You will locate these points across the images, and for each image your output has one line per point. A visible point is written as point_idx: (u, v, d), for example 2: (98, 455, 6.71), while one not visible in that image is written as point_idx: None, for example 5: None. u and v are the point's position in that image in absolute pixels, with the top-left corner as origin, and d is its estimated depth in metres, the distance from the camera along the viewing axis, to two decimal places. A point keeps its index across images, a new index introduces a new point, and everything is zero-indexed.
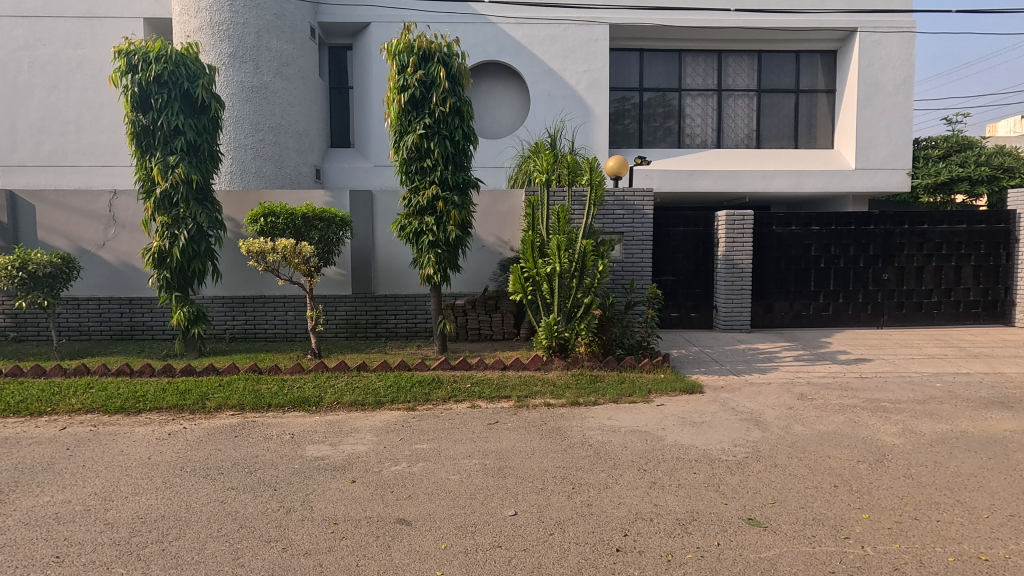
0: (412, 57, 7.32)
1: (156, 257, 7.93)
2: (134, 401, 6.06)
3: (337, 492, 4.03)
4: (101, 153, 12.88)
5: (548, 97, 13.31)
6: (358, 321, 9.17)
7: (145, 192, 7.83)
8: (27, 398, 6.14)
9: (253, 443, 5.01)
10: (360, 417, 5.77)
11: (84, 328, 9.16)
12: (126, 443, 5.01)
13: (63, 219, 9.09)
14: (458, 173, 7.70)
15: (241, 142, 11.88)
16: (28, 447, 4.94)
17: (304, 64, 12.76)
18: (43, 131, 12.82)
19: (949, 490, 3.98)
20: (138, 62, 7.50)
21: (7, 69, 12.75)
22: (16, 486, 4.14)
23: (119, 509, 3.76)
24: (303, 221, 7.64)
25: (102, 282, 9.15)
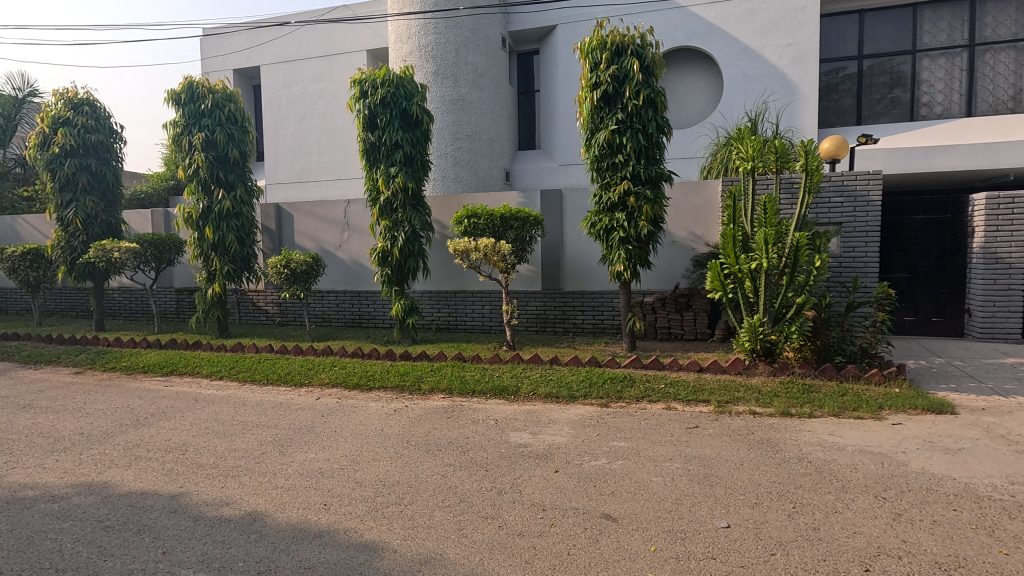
0: (605, 53, 7.30)
1: (380, 256, 9.11)
2: (367, 379, 7.12)
3: (543, 480, 4.21)
4: (335, 169, 15.29)
5: (744, 79, 12.26)
6: (547, 317, 9.50)
7: (372, 201, 9.05)
8: (293, 370, 7.59)
9: (464, 425, 5.50)
10: (556, 409, 5.97)
11: (326, 316, 11.00)
12: (364, 415, 5.90)
13: (312, 225, 11.02)
14: (650, 167, 7.50)
15: (443, 151, 13.13)
16: (296, 411, 6.10)
17: (497, 74, 13.61)
18: (296, 153, 15.69)
19: None
20: (368, 88, 8.71)
21: (272, 106, 15.92)
22: (292, 443, 5.12)
23: (365, 471, 4.43)
24: (501, 220, 8.15)
25: (339, 278, 10.89)
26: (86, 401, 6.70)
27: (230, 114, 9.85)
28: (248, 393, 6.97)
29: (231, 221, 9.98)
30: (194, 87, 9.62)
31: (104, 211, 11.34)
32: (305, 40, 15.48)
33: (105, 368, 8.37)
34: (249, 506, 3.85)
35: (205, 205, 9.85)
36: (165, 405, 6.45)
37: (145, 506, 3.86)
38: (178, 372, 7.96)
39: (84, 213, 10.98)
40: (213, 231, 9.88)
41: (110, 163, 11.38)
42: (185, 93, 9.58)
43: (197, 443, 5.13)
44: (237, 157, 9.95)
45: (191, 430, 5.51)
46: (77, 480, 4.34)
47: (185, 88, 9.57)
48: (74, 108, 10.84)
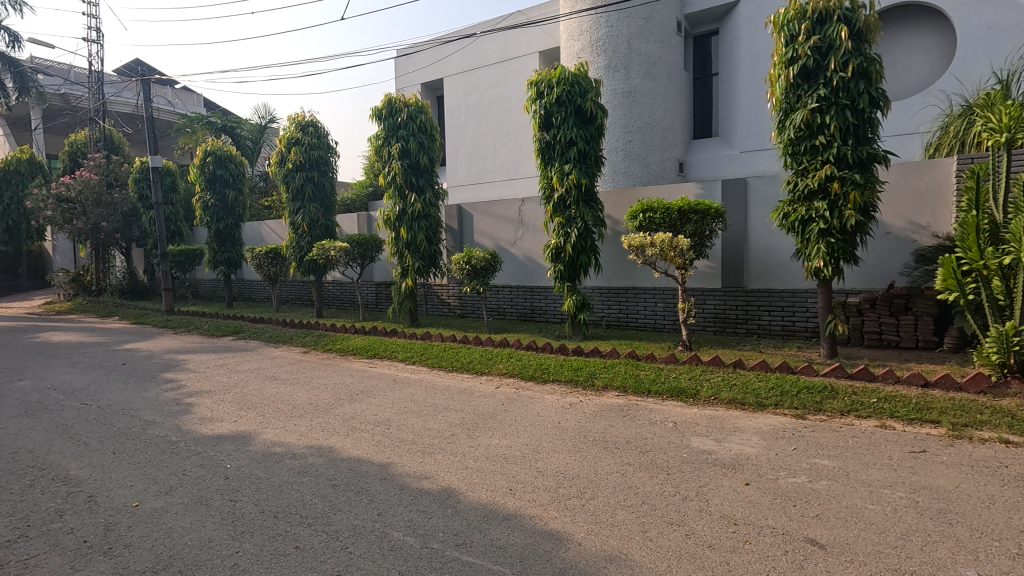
0: (805, 23, 6.53)
1: (553, 253, 9.28)
2: (541, 371, 7.35)
3: (732, 491, 3.92)
4: (508, 169, 16.04)
5: (987, 32, 10.04)
6: (727, 316, 8.86)
7: (546, 198, 9.27)
8: (474, 359, 8.15)
9: (641, 425, 5.38)
10: (741, 417, 5.53)
11: (501, 309, 11.60)
12: (541, 407, 6.09)
13: (489, 224, 11.71)
14: (859, 147, 6.52)
15: (614, 146, 12.98)
16: (479, 398, 6.54)
17: (671, 60, 13.01)
18: (474, 157, 16.80)
19: None
20: (544, 89, 8.94)
21: (454, 114, 17.24)
22: (477, 427, 5.49)
23: (545, 461, 4.56)
24: (679, 214, 7.78)
25: (514, 273, 11.41)
26: (313, 377, 7.97)
27: (421, 124, 10.95)
28: (436, 377, 7.66)
29: (422, 222, 11.02)
30: (393, 103, 10.84)
31: (323, 216, 13.35)
32: (482, 49, 16.48)
33: (325, 349, 9.86)
34: (444, 482, 4.21)
35: (400, 208, 11.00)
36: (371, 384, 7.39)
37: (361, 471, 4.45)
38: (379, 356, 9.06)
39: (309, 218, 13.04)
40: (407, 231, 10.99)
41: (328, 175, 13.38)
42: (386, 109, 10.83)
43: (397, 420, 5.77)
44: (427, 163, 10.97)
45: (393, 408, 6.22)
46: (310, 442, 5.17)
47: (385, 105, 10.82)
48: (302, 130, 12.97)
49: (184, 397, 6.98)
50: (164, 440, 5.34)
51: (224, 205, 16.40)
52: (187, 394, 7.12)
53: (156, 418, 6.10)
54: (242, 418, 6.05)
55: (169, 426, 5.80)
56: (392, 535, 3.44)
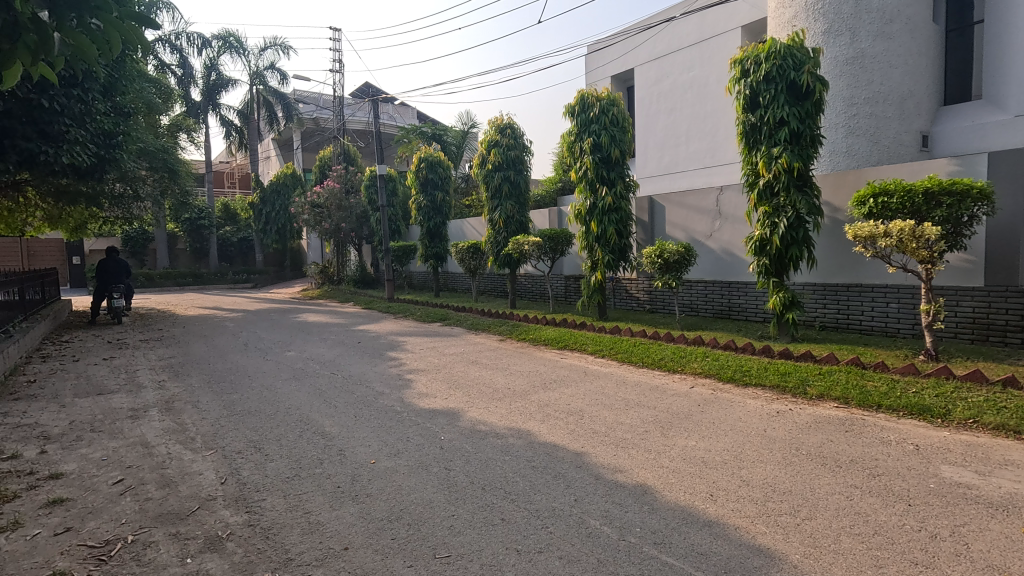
0: None
1: (757, 245, 8.46)
2: (742, 374, 6.81)
3: (1003, 538, 3.17)
4: (703, 157, 15.13)
5: None
6: (992, 323, 7.18)
7: (750, 186, 8.50)
8: (666, 356, 7.88)
9: (869, 444, 4.65)
10: (1015, 448, 4.42)
11: (694, 305, 11.00)
12: (743, 412, 5.64)
13: (683, 216, 11.23)
14: None
15: (834, 122, 11.39)
16: (672, 396, 6.31)
17: (914, 14, 10.87)
18: (665, 146, 16.20)
19: None
20: (750, 66, 8.21)
21: (645, 103, 16.82)
22: (672, 426, 5.31)
23: (751, 471, 4.22)
24: (925, 197, 6.50)
25: (709, 268, 10.76)
26: (510, 363, 8.53)
27: (613, 117, 10.95)
28: (627, 372, 7.62)
29: (612, 216, 10.98)
30: (585, 98, 11.00)
31: (518, 213, 14.14)
32: (677, 32, 15.73)
33: (518, 338, 10.47)
34: (639, 478, 4.15)
35: (591, 202, 11.11)
36: (563, 374, 7.65)
37: (557, 457, 4.63)
38: (570, 347, 9.31)
39: (505, 215, 13.94)
40: (597, 225, 11.06)
41: (523, 173, 14.14)
42: (579, 105, 11.03)
43: (590, 411, 5.87)
44: (618, 156, 10.90)
45: (585, 399, 6.35)
46: (510, 424, 5.55)
47: (578, 101, 11.03)
48: (500, 132, 13.92)
49: (405, 373, 8.03)
50: (391, 409, 6.22)
51: (433, 205, 18.41)
52: (407, 371, 8.18)
53: (384, 389, 7.14)
54: (451, 396, 6.75)
55: (395, 397, 6.73)
56: (589, 523, 3.51)
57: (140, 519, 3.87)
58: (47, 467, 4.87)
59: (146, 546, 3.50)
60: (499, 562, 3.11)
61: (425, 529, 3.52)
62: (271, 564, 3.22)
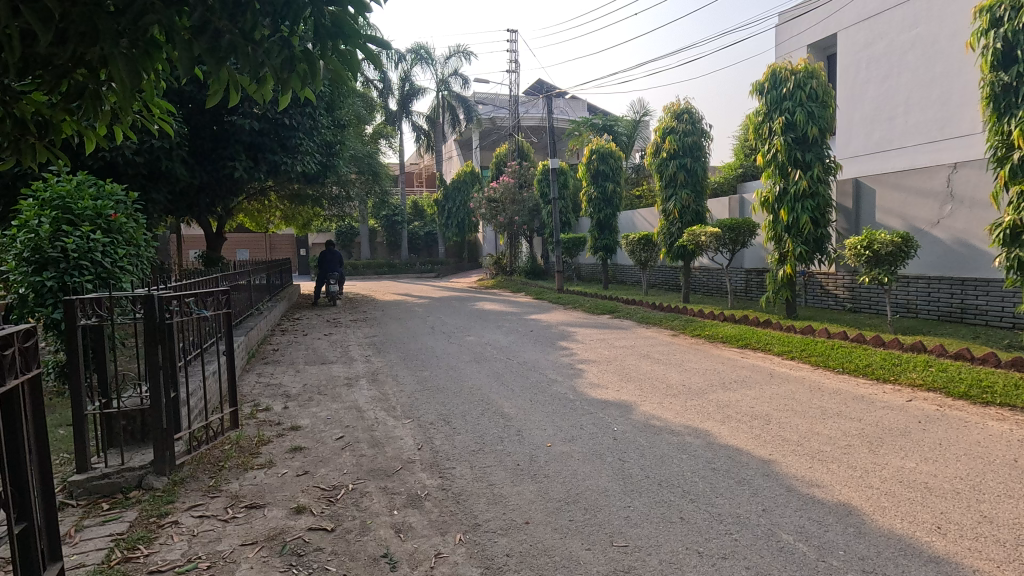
0: None
1: (1007, 234, 6.84)
2: (980, 390, 5.64)
3: None
4: (928, 129, 12.75)
5: None
6: None
7: (998, 160, 6.95)
8: (873, 363, 6.85)
9: None
10: None
11: (912, 305, 9.36)
12: (983, 435, 4.67)
13: (900, 200, 9.62)
14: None
15: None
16: (883, 409, 5.47)
17: None
18: (876, 120, 14.00)
19: None
20: (1003, 13, 6.73)
21: (850, 72, 14.70)
22: (883, 443, 4.62)
23: (995, 507, 3.48)
24: None
25: (935, 261, 9.06)
26: (684, 359, 8.18)
27: (811, 91, 9.80)
28: (823, 378, 6.79)
29: (806, 202, 9.82)
30: (777, 74, 10.00)
31: (694, 202, 13.41)
32: None
33: (693, 334, 9.97)
34: (842, 497, 3.69)
35: (781, 188, 10.07)
36: (744, 374, 7.12)
37: (742, 462, 4.33)
38: (752, 346, 8.60)
39: (680, 205, 13.32)
40: (788, 213, 9.99)
41: (701, 160, 13.37)
42: (769, 82, 10.08)
43: (778, 417, 5.38)
44: (816, 134, 9.71)
45: (772, 403, 5.84)
46: (687, 422, 5.34)
47: (769, 77, 10.07)
48: (677, 118, 13.32)
49: (576, 363, 8.19)
50: (564, 397, 6.40)
51: (604, 196, 18.32)
52: (578, 361, 8.33)
53: (557, 377, 7.37)
54: (623, 388, 6.71)
55: (567, 385, 6.90)
56: (781, 537, 3.24)
57: (357, 471, 4.55)
58: (290, 420, 5.97)
59: (363, 495, 4.11)
60: (680, 561, 3.03)
61: (601, 516, 3.57)
62: (461, 526, 3.55)
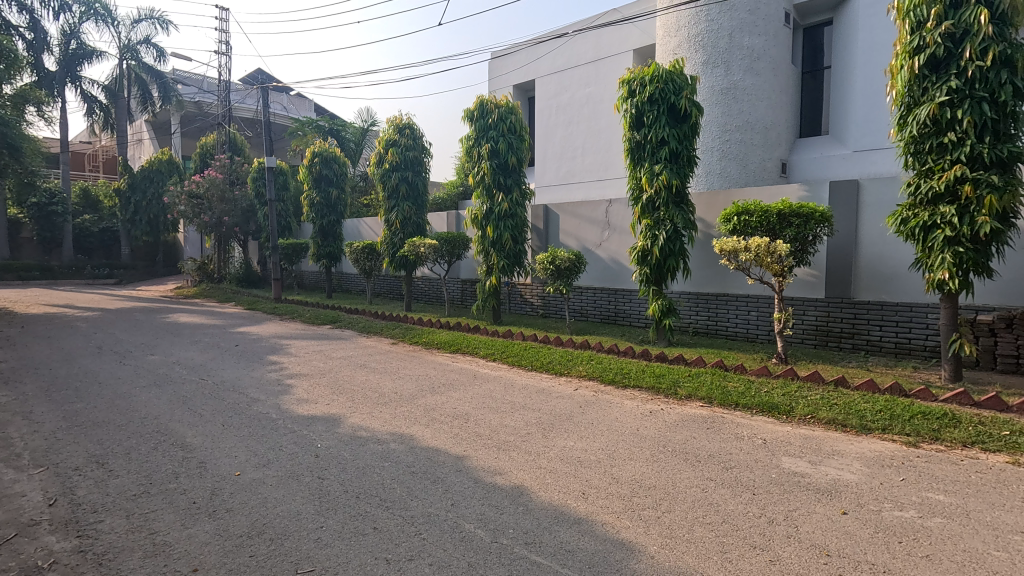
0: (936, 6, 5.81)
1: (639, 255, 9.05)
2: (622, 376, 7.19)
3: (824, 519, 3.59)
4: (596, 169, 15.85)
5: None
6: (831, 330, 8.11)
7: (633, 199, 9.05)
8: (554, 359, 8.13)
9: (726, 440, 5.08)
10: (844, 439, 5.05)
11: (584, 311, 11.48)
12: (620, 412, 5.96)
13: (575, 225, 11.69)
14: (1000, 145, 5.70)
15: (710, 145, 12.34)
16: (558, 398, 6.53)
17: (777, 54, 12.19)
18: (562, 157, 16.81)
19: None
20: (636, 87, 8.73)
21: (544, 114, 17.36)
22: (554, 427, 5.47)
23: (621, 468, 4.43)
24: (778, 217, 7.18)
25: (598, 275, 11.27)
26: (399, 367, 8.33)
27: (511, 125, 11.14)
28: (516, 375, 7.74)
29: (508, 221, 11.19)
30: (484, 104, 11.09)
31: (415, 215, 13.94)
32: (575, 49, 16.40)
33: (411, 341, 10.29)
34: (517, 479, 4.23)
35: (488, 207, 11.24)
36: (452, 377, 7.61)
37: (439, 461, 4.59)
38: (462, 350, 9.31)
39: (402, 216, 13.67)
40: (493, 230, 11.22)
41: (421, 175, 13.97)
42: (478, 110, 11.11)
43: (476, 415, 5.90)
44: (515, 163, 11.12)
45: (473, 402, 6.38)
46: (393, 429, 5.42)
47: (477, 106, 11.12)
48: (399, 131, 13.67)
49: (284, 378, 7.56)
50: (264, 417, 5.82)
51: (327, 202, 17.57)
52: (287, 376, 7.71)
53: (259, 396, 6.65)
54: (334, 401, 6.46)
55: (270, 404, 6.30)
56: (464, 527, 3.51)
57: None
58: None
59: None
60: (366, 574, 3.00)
61: (289, 544, 3.32)
62: None
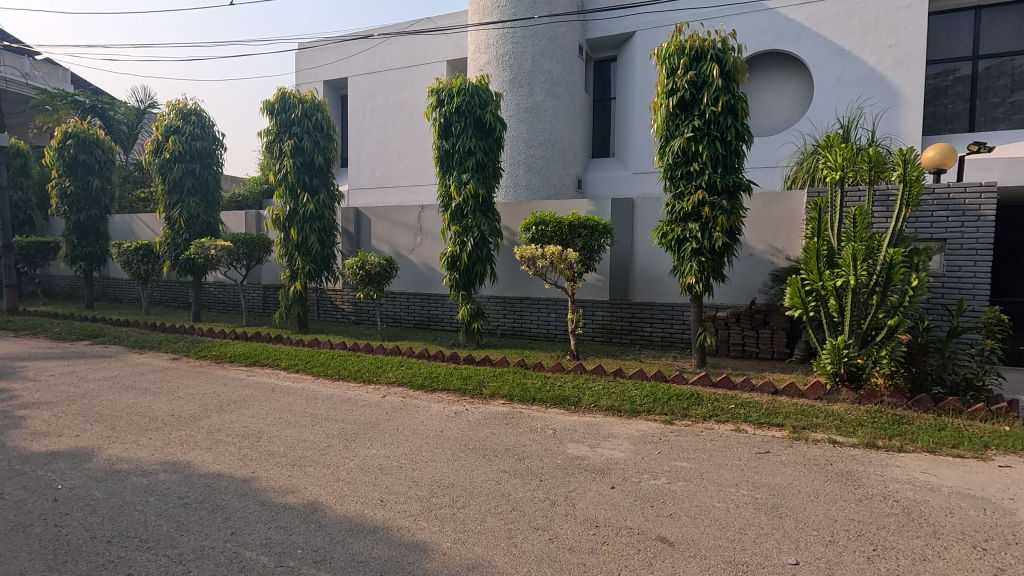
0: (684, 58, 7.01)
1: (449, 261, 9.29)
2: (430, 380, 7.27)
3: (597, 495, 4.09)
4: (411, 175, 15.83)
5: (837, 83, 11.40)
6: (614, 327, 9.25)
7: (443, 207, 9.27)
8: (362, 367, 7.90)
9: (522, 433, 5.47)
10: (617, 423, 5.81)
11: (397, 316, 11.39)
12: (426, 415, 6.03)
13: (387, 229, 11.51)
14: (728, 176, 7.11)
15: (517, 159, 13.18)
16: (363, 407, 6.35)
17: (573, 82, 13.54)
18: (376, 160, 16.44)
19: None
20: (445, 97, 8.94)
21: (357, 114, 16.81)
22: (357, 437, 5.32)
23: (422, 471, 4.49)
24: (569, 228, 7.99)
25: (411, 281, 11.26)
26: (179, 386, 7.28)
27: (317, 122, 10.50)
28: (320, 386, 7.33)
29: (314, 224, 10.58)
30: (287, 98, 10.32)
31: (205, 212, 12.38)
32: (389, 52, 16.20)
33: (198, 356, 9.09)
34: (311, 496, 4.01)
35: (291, 207, 10.49)
36: (245, 393, 6.91)
37: (220, 487, 4.14)
38: (259, 363, 8.51)
39: (187, 213, 12.02)
40: (298, 232, 10.51)
41: (212, 168, 12.42)
42: (279, 103, 10.30)
43: (271, 432, 5.45)
44: (322, 163, 10.55)
45: (268, 418, 5.88)
46: (164, 458, 4.72)
47: (278, 99, 10.29)
48: (183, 118, 11.92)
49: (15, 410, 6.08)
50: None
51: (86, 193, 14.62)
52: (19, 406, 6.22)
53: None
54: (86, 431, 5.40)
55: None
56: (244, 556, 3.22)
57: None
58: None
59: None
60: None
61: None
62: None
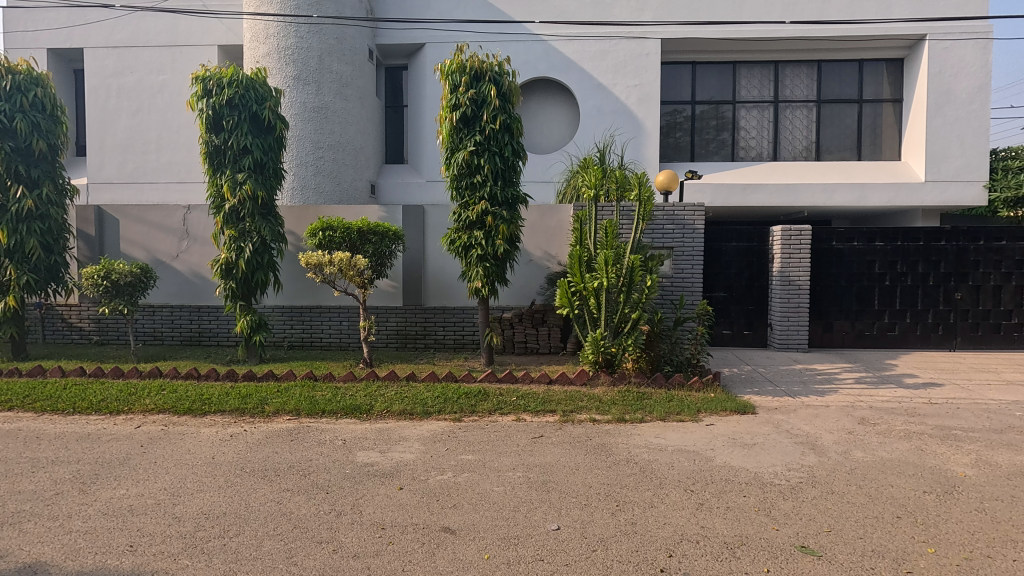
0: (465, 77, 7.47)
1: (223, 268, 8.38)
2: (200, 403, 6.46)
3: (385, 498, 4.14)
4: (175, 170, 13.81)
5: (597, 112, 13.25)
6: (408, 332, 9.35)
7: (215, 208, 8.32)
8: (107, 397, 6.62)
9: (309, 447, 5.23)
10: (409, 426, 5.92)
11: (158, 333, 9.86)
12: (193, 443, 5.36)
13: (142, 232, 9.86)
14: (506, 188, 7.75)
15: (303, 160, 12.45)
16: (107, 443, 5.35)
17: (363, 85, 13.28)
18: (126, 150, 13.94)
19: (1005, 529, 3.71)
20: (213, 87, 8.05)
21: (98, 94, 14.02)
22: (99, 478, 4.49)
23: (185, 505, 4.00)
24: (358, 234, 7.85)
25: (176, 292, 9.84)
26: None
27: (35, 100, 8.44)
28: (45, 425, 5.95)
29: (34, 224, 8.54)
30: None
31: None
32: (142, 26, 13.90)
33: None
34: (29, 557, 3.29)
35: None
36: None
37: None
38: None
39: None
40: (9, 235, 8.39)
41: None
42: None
43: None
44: (44, 150, 8.55)
45: None
46: None
47: None
48: None
49: None
50: None
51: None
52: None
53: None
54: None
55: None
56: None
57: None
58: None
59: None
60: None
61: None
62: None
